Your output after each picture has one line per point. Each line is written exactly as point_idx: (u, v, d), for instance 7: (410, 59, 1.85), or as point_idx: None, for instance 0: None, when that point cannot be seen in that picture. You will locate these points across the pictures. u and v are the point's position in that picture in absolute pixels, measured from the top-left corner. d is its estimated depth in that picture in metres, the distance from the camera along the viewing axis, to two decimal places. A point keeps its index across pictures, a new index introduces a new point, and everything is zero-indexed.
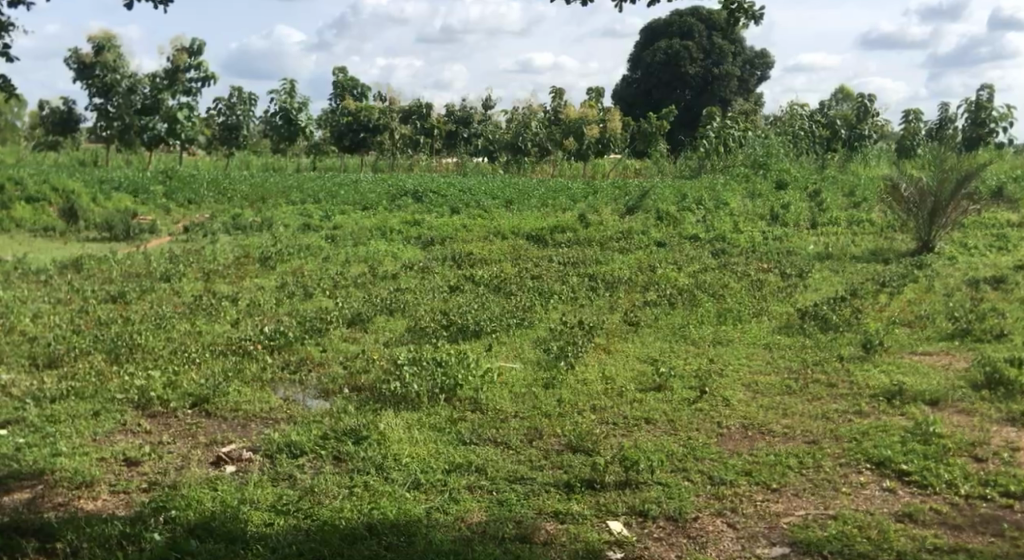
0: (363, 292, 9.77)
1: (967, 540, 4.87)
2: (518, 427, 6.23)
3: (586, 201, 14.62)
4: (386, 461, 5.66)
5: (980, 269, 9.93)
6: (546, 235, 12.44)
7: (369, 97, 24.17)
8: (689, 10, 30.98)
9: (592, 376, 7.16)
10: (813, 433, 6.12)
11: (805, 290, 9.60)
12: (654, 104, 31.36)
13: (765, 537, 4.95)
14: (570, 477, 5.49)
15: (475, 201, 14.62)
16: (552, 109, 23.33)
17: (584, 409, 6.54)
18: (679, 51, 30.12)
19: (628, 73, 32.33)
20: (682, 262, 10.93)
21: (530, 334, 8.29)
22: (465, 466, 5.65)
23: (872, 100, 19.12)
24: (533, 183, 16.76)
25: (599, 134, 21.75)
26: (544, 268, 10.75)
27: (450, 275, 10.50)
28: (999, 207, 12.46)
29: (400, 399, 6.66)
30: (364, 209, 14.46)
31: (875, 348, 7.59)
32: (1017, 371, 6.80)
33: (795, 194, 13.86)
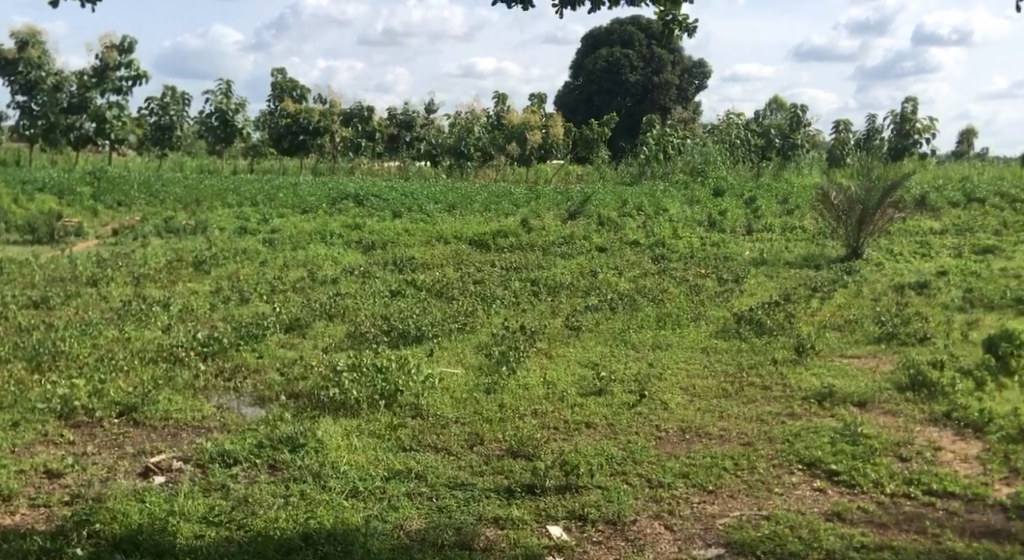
0: (302, 297, 9.77)
1: (894, 537, 5.03)
2: (460, 432, 6.30)
3: (528, 206, 14.70)
4: (323, 469, 5.69)
5: (904, 274, 10.24)
6: (489, 240, 12.52)
7: (309, 99, 24.04)
8: (630, 18, 31.25)
9: (534, 380, 7.26)
10: (749, 434, 6.28)
11: (741, 295, 9.81)
12: (595, 110, 31.55)
13: (701, 538, 5.08)
14: (510, 483, 5.57)
15: (417, 205, 14.64)
16: (495, 114, 23.21)
17: (525, 413, 6.63)
18: (619, 59, 30.50)
19: (570, 79, 32.70)
20: (624, 267, 11.07)
21: (472, 338, 8.37)
22: (405, 472, 5.70)
23: (804, 110, 19.25)
24: (474, 187, 16.85)
25: (542, 140, 21.92)
26: (487, 273, 10.82)
27: (391, 280, 10.54)
28: (923, 215, 12.82)
29: (339, 406, 6.68)
30: (304, 212, 14.40)
31: (807, 351, 7.83)
32: (940, 373, 7.03)
33: (732, 201, 14.15)
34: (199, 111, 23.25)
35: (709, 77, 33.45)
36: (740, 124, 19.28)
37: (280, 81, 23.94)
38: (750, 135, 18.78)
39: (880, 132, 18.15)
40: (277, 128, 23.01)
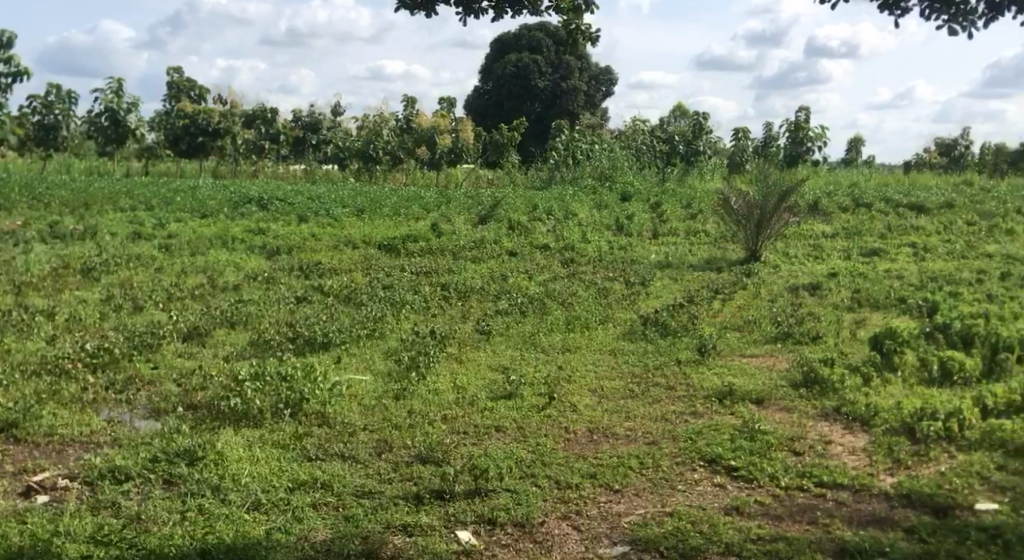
0: (201, 304, 9.67)
1: (786, 528, 5.19)
2: (369, 440, 6.35)
3: (438, 210, 14.78)
4: (223, 482, 5.67)
5: (798, 276, 10.61)
6: (398, 244, 12.56)
7: (208, 100, 23.76)
8: (537, 24, 31.55)
9: (444, 385, 7.34)
10: (654, 434, 6.47)
11: (647, 297, 10.06)
12: (504, 115, 31.81)
13: (607, 537, 5.20)
14: (418, 489, 5.63)
15: (324, 209, 14.57)
16: (404, 117, 23.17)
17: (435, 419, 6.70)
18: (528, 64, 30.84)
19: (479, 84, 32.88)
20: (534, 270, 11.26)
21: (380, 345, 8.42)
22: (310, 482, 5.73)
23: (706, 117, 19.66)
24: (381, 190, 16.85)
25: (452, 143, 22.15)
26: (396, 277, 10.88)
27: (296, 286, 10.51)
28: (816, 219, 13.29)
29: (241, 416, 6.65)
30: (203, 216, 14.21)
31: (710, 351, 8.09)
32: (831, 370, 7.31)
33: (638, 205, 14.47)
34: (87, 111, 22.64)
35: (617, 84, 34.03)
36: (645, 131, 19.67)
37: (176, 80, 23.63)
38: (655, 141, 19.16)
39: (776, 139, 18.72)
40: (174, 130, 22.77)
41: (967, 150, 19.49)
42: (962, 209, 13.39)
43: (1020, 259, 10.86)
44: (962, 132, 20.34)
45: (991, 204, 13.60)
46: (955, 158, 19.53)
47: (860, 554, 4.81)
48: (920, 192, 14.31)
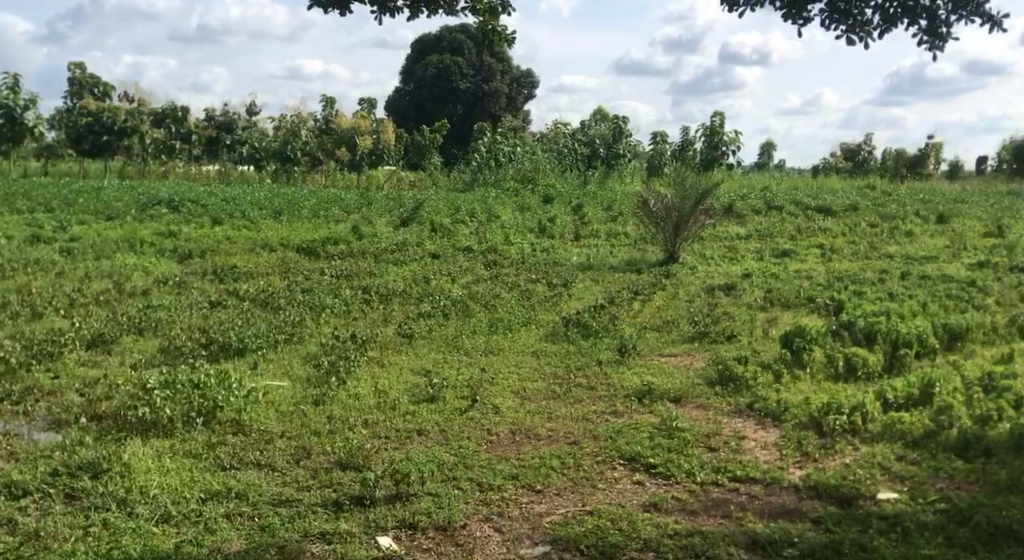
0: (106, 311, 9.50)
1: (702, 522, 5.30)
2: (288, 447, 6.33)
3: (359, 212, 14.70)
4: (130, 495, 5.60)
5: (714, 277, 10.85)
6: (317, 247, 12.49)
7: (113, 97, 23.46)
8: (459, 26, 31.71)
9: (364, 390, 7.35)
10: (575, 434, 6.57)
11: (570, 298, 10.20)
12: (426, 116, 31.76)
13: (529, 537, 5.24)
14: (337, 496, 5.62)
15: (238, 211, 14.39)
16: (323, 118, 23.01)
17: (356, 425, 6.70)
18: (449, 65, 30.96)
19: (399, 85, 32.78)
20: (456, 273, 11.29)
21: (299, 350, 8.38)
22: (224, 493, 5.68)
23: (626, 121, 19.91)
24: (298, 192, 16.73)
25: (373, 145, 22.08)
26: (315, 281, 10.83)
27: (209, 290, 10.40)
28: (730, 222, 13.61)
29: (149, 426, 6.56)
30: (108, 219, 13.94)
31: (630, 352, 8.25)
32: (745, 367, 7.52)
33: (560, 208, 14.63)
34: None
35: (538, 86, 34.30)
36: (566, 134, 19.82)
37: (79, 77, 23.12)
38: (576, 145, 19.34)
39: (692, 143, 19.09)
40: (76, 127, 21.78)
41: (871, 154, 20.09)
42: (866, 212, 13.82)
43: (920, 259, 11.30)
44: (865, 137, 20.96)
45: (893, 207, 14.06)
46: (858, 162, 20.10)
47: (771, 546, 4.95)
48: (827, 195, 14.73)
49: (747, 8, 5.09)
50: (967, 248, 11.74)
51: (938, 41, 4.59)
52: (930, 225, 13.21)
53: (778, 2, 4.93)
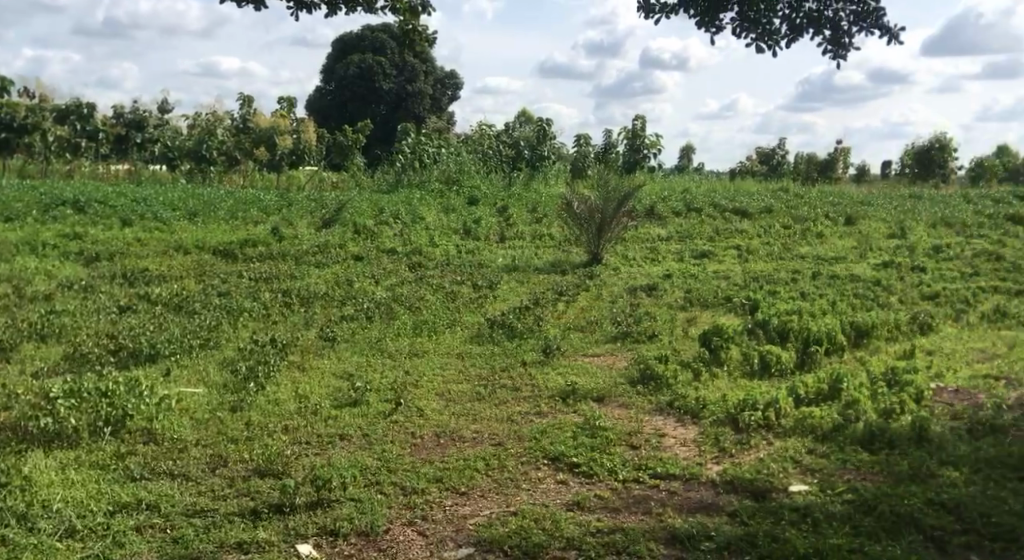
0: (9, 316, 9.26)
1: (623, 519, 5.37)
2: (203, 456, 6.26)
3: (279, 213, 14.52)
4: (31, 509, 5.48)
5: (635, 278, 11.01)
6: (234, 249, 12.36)
7: (14, 92, 22.81)
8: (380, 25, 31.62)
9: (284, 395, 7.30)
10: (500, 435, 6.61)
11: (495, 300, 10.26)
12: (348, 116, 31.63)
13: (452, 540, 5.26)
14: (256, 504, 5.57)
15: (151, 212, 14.12)
16: (239, 115, 22.10)
17: (275, 431, 6.66)
18: (372, 65, 30.86)
19: (320, 83, 32.54)
20: (380, 275, 11.24)
21: (215, 355, 8.28)
22: (134, 504, 5.59)
23: (550, 123, 19.91)
24: (214, 193, 16.48)
25: (293, 145, 21.91)
26: (231, 284, 10.70)
27: (119, 294, 10.21)
28: (652, 223, 13.82)
29: (53, 436, 6.42)
30: (11, 220, 13.58)
31: (554, 353, 8.32)
32: (666, 366, 7.65)
33: (485, 209, 14.69)
34: None
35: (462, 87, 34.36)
36: (490, 136, 19.74)
37: None
38: (501, 146, 19.27)
39: (615, 146, 19.32)
40: None
41: (784, 158, 20.55)
42: (779, 214, 14.16)
43: (829, 259, 11.64)
44: (779, 141, 21.45)
45: (804, 209, 14.45)
46: (773, 166, 20.51)
47: (689, 540, 5.05)
48: (743, 197, 15.07)
49: (662, 15, 5.22)
50: (874, 249, 12.14)
51: (841, 50, 4.87)
52: (839, 227, 13.60)
53: (692, 10, 5.08)
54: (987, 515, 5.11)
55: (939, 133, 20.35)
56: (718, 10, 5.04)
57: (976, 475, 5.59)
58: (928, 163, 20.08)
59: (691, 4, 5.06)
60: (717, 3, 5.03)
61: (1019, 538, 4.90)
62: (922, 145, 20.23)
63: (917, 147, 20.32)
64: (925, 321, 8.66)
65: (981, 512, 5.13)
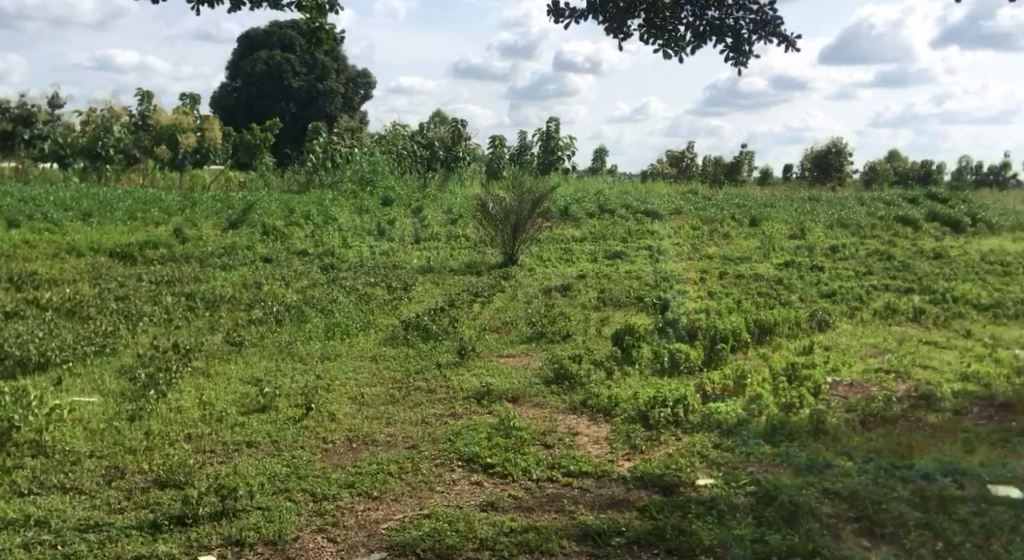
0: None
1: (537, 518, 5.39)
2: (99, 467, 6.09)
3: (182, 213, 14.19)
4: None
5: (550, 279, 11.09)
6: (133, 251, 12.07)
7: None
8: (289, 23, 31.30)
9: (188, 402, 7.15)
10: (414, 437, 6.59)
11: (409, 301, 10.21)
12: (256, 114, 31.25)
13: (364, 545, 5.21)
14: (157, 516, 5.44)
15: (42, 213, 13.68)
16: (137, 113, 21.23)
17: (177, 440, 6.51)
18: (280, 63, 30.54)
19: (226, 80, 32.06)
20: (290, 278, 11.08)
21: (111, 362, 8.07)
22: (24, 520, 5.41)
23: (464, 123, 19.89)
24: (114, 192, 16.04)
25: (197, 144, 21.45)
26: (130, 288, 10.44)
27: (8, 299, 9.87)
28: (567, 224, 13.93)
29: None
30: None
31: (468, 353, 8.31)
32: (579, 366, 7.73)
33: (400, 210, 14.62)
34: None
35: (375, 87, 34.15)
36: (405, 136, 19.57)
37: None
38: (415, 146, 19.11)
39: (530, 147, 19.41)
40: None
41: (693, 161, 20.89)
42: (688, 216, 14.41)
43: (735, 259, 11.88)
44: (688, 144, 21.80)
45: (712, 211, 14.72)
46: (682, 169, 20.82)
47: (600, 536, 5.10)
48: (654, 199, 15.28)
49: (572, 19, 5.28)
50: (776, 249, 12.43)
51: (742, 57, 5.03)
52: (744, 228, 13.90)
53: (600, 16, 5.16)
54: (878, 501, 5.27)
55: (836, 138, 20.98)
56: (626, 16, 5.12)
57: (868, 465, 5.76)
58: (826, 166, 20.66)
59: (599, 10, 5.13)
60: (624, 10, 5.11)
61: (907, 522, 5.06)
62: (820, 149, 20.82)
63: (815, 151, 20.91)
64: (823, 318, 8.90)
65: (872, 499, 5.29)
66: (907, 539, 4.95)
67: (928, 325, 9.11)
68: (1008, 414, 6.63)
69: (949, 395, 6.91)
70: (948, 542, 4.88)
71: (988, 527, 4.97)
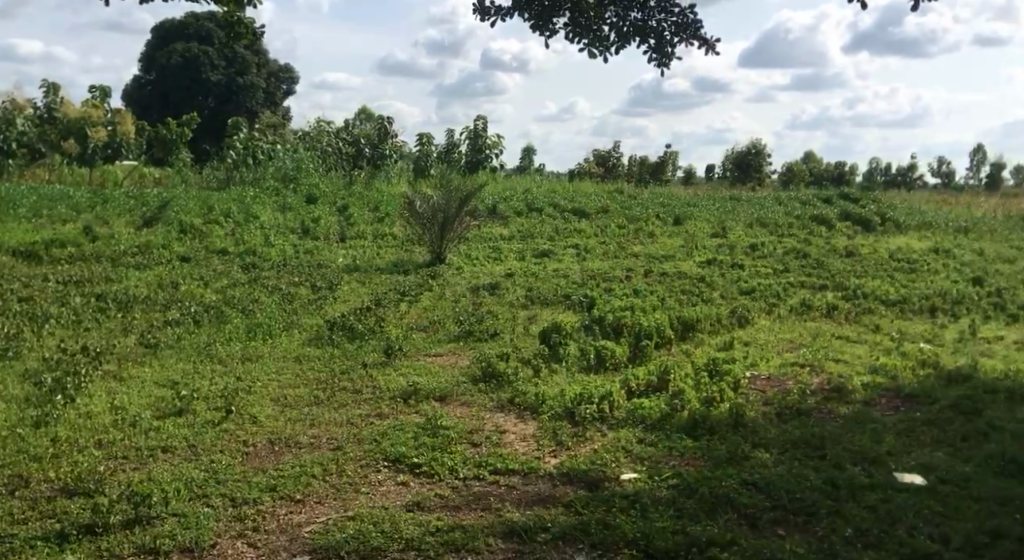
0: None
1: (463, 517, 5.33)
2: (1, 477, 5.86)
3: (94, 210, 13.79)
4: None
5: (478, 277, 11.02)
6: (40, 250, 11.69)
7: None
8: (206, 14, 30.68)
9: (99, 407, 6.92)
10: (338, 438, 6.47)
11: (334, 301, 10.06)
12: (172, 108, 30.58)
13: (285, 549, 5.09)
14: (65, 526, 5.25)
15: None
16: (44, 105, 20.15)
17: (87, 446, 6.30)
18: (197, 55, 29.93)
19: (138, 72, 31.26)
20: (209, 277, 10.84)
21: (17, 366, 7.79)
22: None
23: (391, 120, 19.73)
24: (23, 189, 15.53)
25: (109, 139, 20.53)
26: (38, 289, 10.10)
27: None
28: (494, 223, 13.89)
29: None
30: None
31: (395, 353, 8.21)
32: (506, 364, 7.68)
33: (324, 208, 14.42)
34: None
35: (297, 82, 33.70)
36: (329, 133, 19.30)
37: None
38: (340, 143, 18.87)
39: (457, 145, 19.33)
40: None
41: (619, 160, 21.01)
42: (614, 214, 14.49)
43: (660, 257, 11.97)
44: (614, 143, 21.94)
45: (637, 209, 14.82)
46: (609, 168, 20.92)
47: (525, 533, 5.06)
48: (581, 198, 15.33)
49: (498, 17, 5.23)
50: (698, 247, 12.55)
51: (665, 59, 5.05)
52: (668, 227, 14.00)
53: (525, 14, 5.11)
54: (792, 491, 5.32)
55: (756, 139, 21.34)
56: (551, 14, 5.08)
57: (784, 456, 5.83)
58: (746, 166, 20.99)
59: (525, 8, 5.08)
60: (549, 8, 5.08)
61: (820, 511, 5.12)
62: (740, 150, 21.16)
63: (736, 152, 21.24)
64: (743, 314, 9.00)
65: (787, 489, 5.34)
66: (819, 528, 5.02)
67: (841, 320, 9.29)
68: (915, 405, 6.78)
69: (859, 387, 7.03)
70: (857, 529, 4.95)
71: (895, 514, 5.06)
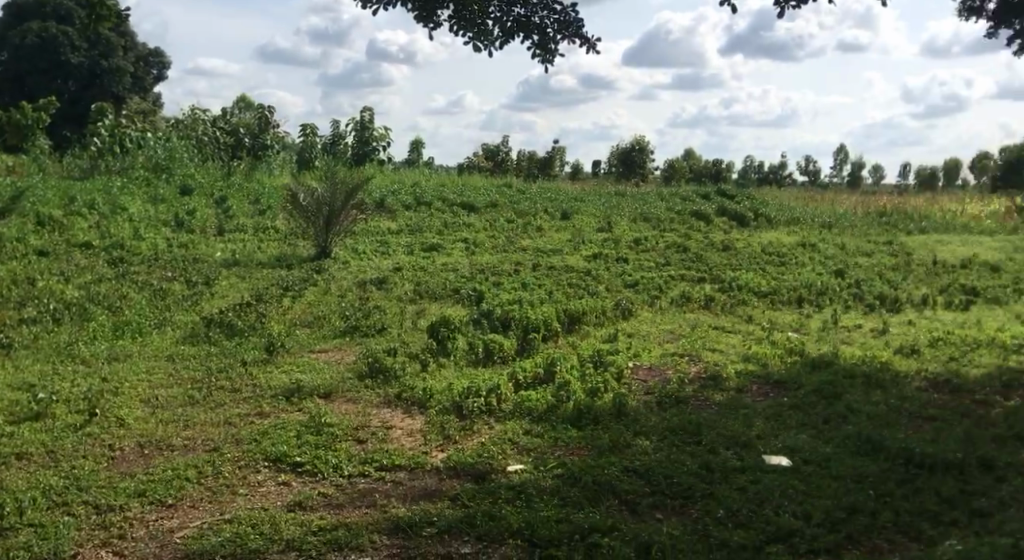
0: None
1: (346, 515, 5.15)
2: None
3: None
4: None
5: (365, 272, 10.80)
6: None
7: None
8: None
9: None
10: (215, 439, 6.20)
11: (211, 297, 9.70)
12: None
13: (154, 556, 4.84)
14: None
15: None
16: None
17: None
18: None
19: None
20: (71, 272, 10.32)
21: None
22: None
23: (273, 111, 19.25)
24: None
25: None
26: None
27: None
28: (381, 217, 13.66)
29: None
30: None
31: (277, 351, 7.94)
32: (393, 359, 7.51)
33: (201, 200, 13.94)
34: None
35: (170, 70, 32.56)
36: (206, 121, 18.68)
37: None
38: (218, 132, 18.28)
39: (342, 138, 18.97)
40: None
41: (508, 156, 20.94)
42: (501, 209, 14.44)
43: (547, 251, 11.96)
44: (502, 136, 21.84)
45: (525, 204, 14.79)
46: (498, 163, 20.75)
47: (410, 528, 4.91)
48: (468, 192, 15.21)
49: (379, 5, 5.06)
50: (584, 241, 12.60)
51: (548, 56, 4.99)
52: (555, 221, 14.02)
53: (409, 4, 4.94)
54: (669, 476, 5.33)
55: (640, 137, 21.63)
56: (435, 5, 4.93)
57: (664, 442, 5.84)
58: (630, 163, 21.24)
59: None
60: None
61: (695, 495, 5.14)
62: (624, 146, 21.41)
63: (620, 148, 21.48)
64: (626, 307, 9.05)
65: (665, 474, 5.35)
66: (694, 511, 5.03)
67: (717, 311, 9.44)
68: (783, 390, 6.90)
69: (732, 375, 7.12)
70: (728, 510, 4.97)
71: (762, 493, 5.10)
